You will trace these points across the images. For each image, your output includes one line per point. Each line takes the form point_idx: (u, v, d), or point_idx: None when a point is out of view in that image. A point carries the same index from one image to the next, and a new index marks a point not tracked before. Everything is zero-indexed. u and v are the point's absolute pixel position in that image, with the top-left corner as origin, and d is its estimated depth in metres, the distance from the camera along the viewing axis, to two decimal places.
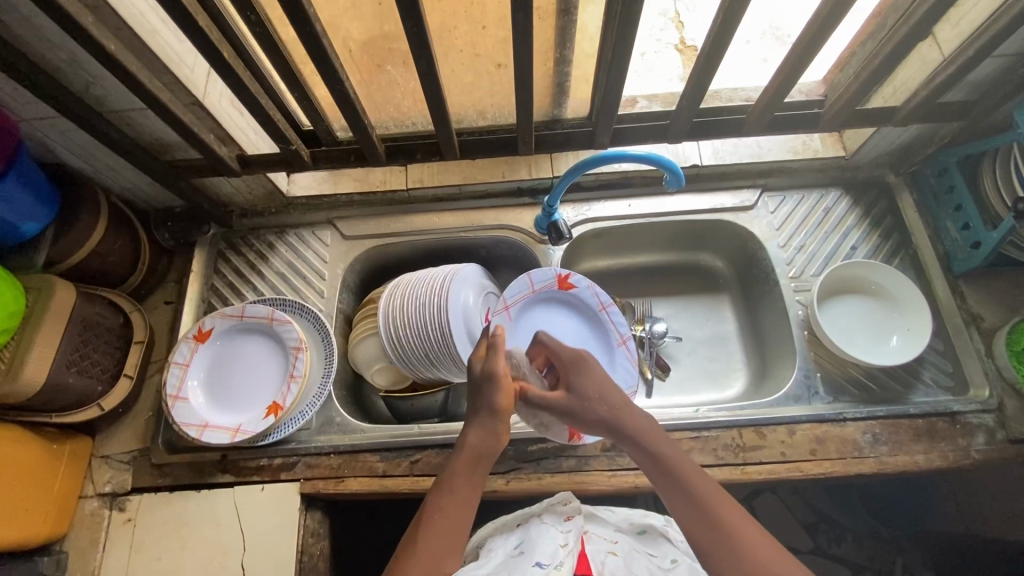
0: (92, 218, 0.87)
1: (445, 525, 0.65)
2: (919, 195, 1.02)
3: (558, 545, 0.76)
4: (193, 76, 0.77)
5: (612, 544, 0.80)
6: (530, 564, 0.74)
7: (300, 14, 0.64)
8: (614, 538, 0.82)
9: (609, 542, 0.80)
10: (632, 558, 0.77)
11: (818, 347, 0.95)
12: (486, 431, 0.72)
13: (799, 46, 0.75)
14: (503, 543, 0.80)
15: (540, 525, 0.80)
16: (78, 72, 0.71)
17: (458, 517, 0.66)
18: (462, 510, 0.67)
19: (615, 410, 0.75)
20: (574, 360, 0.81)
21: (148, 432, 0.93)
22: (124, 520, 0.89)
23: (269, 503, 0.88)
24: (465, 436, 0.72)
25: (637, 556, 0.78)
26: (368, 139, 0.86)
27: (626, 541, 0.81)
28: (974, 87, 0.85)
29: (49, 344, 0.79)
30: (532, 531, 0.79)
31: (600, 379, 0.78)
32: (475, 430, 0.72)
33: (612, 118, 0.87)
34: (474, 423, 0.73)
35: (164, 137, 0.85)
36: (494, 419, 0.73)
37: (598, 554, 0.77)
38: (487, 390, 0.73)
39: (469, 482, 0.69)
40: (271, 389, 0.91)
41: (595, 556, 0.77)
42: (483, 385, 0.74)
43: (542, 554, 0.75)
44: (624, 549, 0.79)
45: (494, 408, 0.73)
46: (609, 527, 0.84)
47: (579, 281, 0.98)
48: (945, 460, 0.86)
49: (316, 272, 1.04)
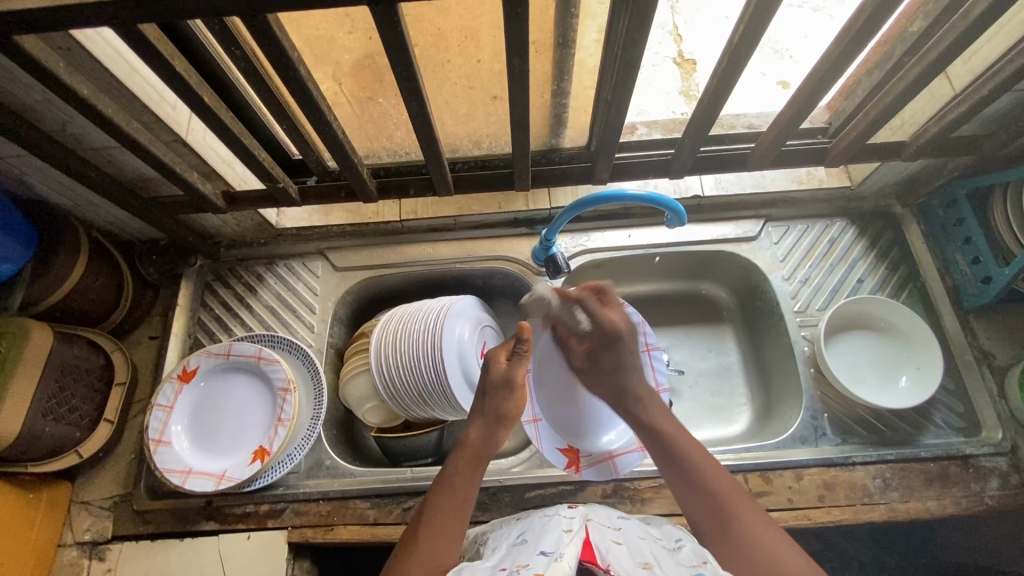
0: (71, 257, 0.84)
1: (441, 527, 0.66)
2: (927, 226, 0.99)
3: (562, 532, 0.66)
4: (175, 114, 0.74)
5: (617, 532, 0.69)
6: (533, 553, 0.63)
7: (284, 58, 0.61)
8: (616, 525, 0.72)
9: (615, 529, 0.70)
10: (639, 543, 0.67)
11: (825, 385, 0.92)
12: (486, 433, 0.73)
13: (811, 80, 0.72)
14: (504, 541, 0.71)
15: (542, 518, 0.71)
16: (53, 112, 0.68)
17: (453, 517, 0.67)
18: (457, 509, 0.68)
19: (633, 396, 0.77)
20: (608, 338, 0.78)
21: (131, 476, 0.90)
22: (103, 570, 0.85)
23: (255, 553, 0.84)
24: (467, 432, 0.73)
25: (642, 539, 0.69)
26: (359, 175, 0.83)
27: (632, 528, 0.71)
28: (985, 122, 0.82)
29: (24, 393, 0.76)
30: (533, 525, 0.70)
31: (620, 357, 0.78)
32: (478, 428, 0.73)
33: (611, 153, 0.84)
34: (478, 423, 0.73)
35: (146, 173, 0.82)
36: (498, 423, 0.73)
37: (603, 540, 0.66)
38: (494, 395, 0.74)
39: (469, 482, 0.69)
40: (258, 432, 0.88)
41: (601, 542, 0.65)
42: (497, 389, 0.74)
43: (546, 543, 0.64)
44: (630, 537, 0.69)
45: (502, 415, 0.73)
46: (614, 516, 0.74)
47: (630, 313, 0.93)
48: (958, 507, 0.83)
49: (306, 306, 1.01)
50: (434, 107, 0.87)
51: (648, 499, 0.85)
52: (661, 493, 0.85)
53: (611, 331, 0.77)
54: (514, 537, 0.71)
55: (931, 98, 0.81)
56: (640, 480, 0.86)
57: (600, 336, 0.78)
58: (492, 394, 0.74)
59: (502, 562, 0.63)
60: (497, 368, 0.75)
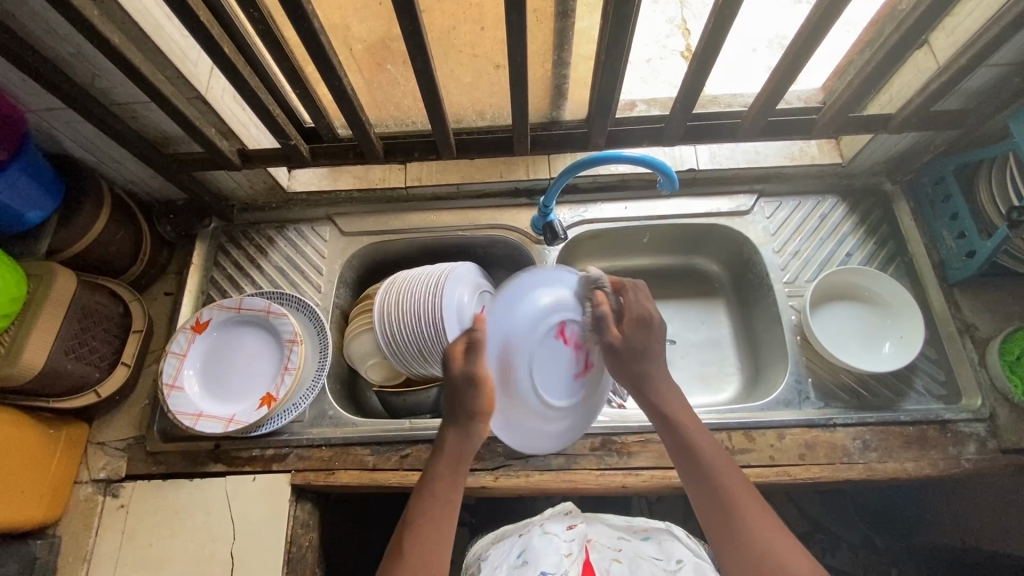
0: (95, 208, 0.89)
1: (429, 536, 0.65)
2: (916, 203, 1.02)
3: (562, 555, 0.81)
4: (196, 71, 0.79)
5: (616, 550, 0.84)
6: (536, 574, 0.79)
7: (299, 11, 0.66)
8: (617, 545, 0.85)
9: (613, 549, 0.84)
10: (636, 565, 0.81)
11: (810, 352, 0.95)
12: (463, 433, 0.70)
13: (789, 55, 0.76)
14: (504, 556, 0.85)
15: (542, 536, 0.84)
16: (84, 65, 0.73)
17: (442, 521, 0.67)
18: (439, 522, 0.67)
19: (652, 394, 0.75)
20: (642, 323, 0.76)
21: (145, 419, 0.95)
22: (116, 506, 0.90)
23: (260, 494, 0.89)
24: (444, 437, 0.71)
25: (641, 562, 0.81)
26: (366, 136, 0.88)
27: (630, 548, 0.84)
28: (970, 97, 0.85)
29: (49, 330, 0.81)
30: (535, 543, 0.83)
31: (652, 355, 0.76)
32: (455, 433, 0.70)
33: (607, 119, 0.87)
34: (452, 426, 0.71)
35: (167, 130, 0.87)
36: (475, 423, 0.70)
37: (602, 561, 0.82)
38: (462, 398, 0.69)
39: (453, 483, 0.69)
40: (266, 382, 0.92)
41: (600, 564, 0.82)
42: (462, 390, 0.69)
43: (548, 565, 0.80)
44: (629, 556, 0.83)
45: (472, 413, 0.69)
46: (613, 534, 0.87)
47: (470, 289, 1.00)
48: (935, 468, 0.85)
49: (313, 267, 1.06)
50: (440, 75, 0.92)
51: (635, 453, 0.89)
52: (646, 448, 0.89)
53: (644, 317, 0.77)
54: (514, 554, 0.84)
55: (916, 73, 0.85)
56: (626, 435, 0.90)
57: (634, 321, 0.76)
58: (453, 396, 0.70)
59: None
60: (457, 364, 0.69)
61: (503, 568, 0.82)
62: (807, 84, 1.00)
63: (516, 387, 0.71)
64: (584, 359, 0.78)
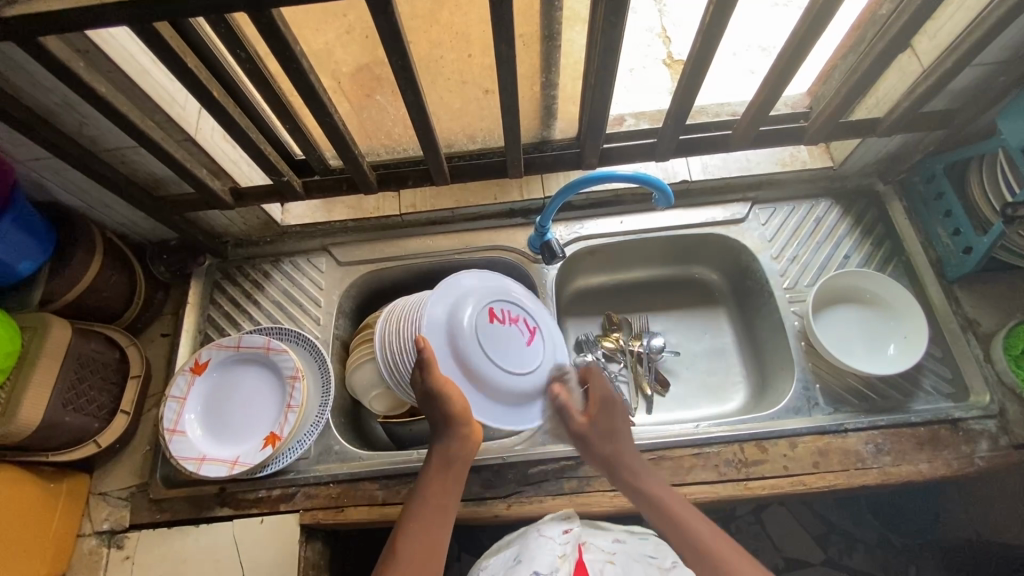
0: (88, 254, 0.88)
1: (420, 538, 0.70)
2: (909, 201, 1.03)
3: (557, 557, 0.81)
4: (185, 113, 0.79)
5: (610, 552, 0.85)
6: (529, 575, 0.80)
7: (287, 52, 0.66)
8: (612, 547, 0.86)
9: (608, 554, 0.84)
10: (629, 566, 0.83)
11: (815, 357, 0.95)
12: (449, 441, 0.76)
13: (779, 64, 0.76)
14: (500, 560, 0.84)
15: (539, 538, 0.83)
16: (71, 114, 0.73)
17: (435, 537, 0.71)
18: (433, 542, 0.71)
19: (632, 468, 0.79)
20: (606, 402, 0.83)
21: (147, 466, 0.93)
22: (122, 558, 0.87)
23: (268, 537, 0.87)
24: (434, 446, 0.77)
25: (634, 564, 0.84)
26: (359, 168, 0.87)
27: (625, 552, 0.85)
28: (955, 96, 0.86)
29: (45, 383, 0.79)
30: (532, 544, 0.82)
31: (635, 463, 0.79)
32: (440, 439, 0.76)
33: (599, 139, 0.87)
34: (438, 434, 0.77)
35: (157, 173, 0.86)
36: (455, 428, 0.76)
37: (596, 564, 0.83)
38: (435, 405, 0.75)
39: (446, 493, 0.74)
40: (269, 420, 0.91)
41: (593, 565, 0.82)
42: (431, 397, 0.75)
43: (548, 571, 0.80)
44: (622, 559, 0.84)
45: (448, 417, 0.75)
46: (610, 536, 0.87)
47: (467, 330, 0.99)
48: (949, 468, 0.85)
49: (311, 299, 1.05)
50: (430, 103, 0.92)
51: (648, 472, 0.88)
52: (660, 465, 0.87)
53: (608, 397, 0.84)
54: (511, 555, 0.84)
55: (901, 75, 0.87)
56: (638, 453, 0.89)
57: (598, 403, 0.83)
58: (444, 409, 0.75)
59: None
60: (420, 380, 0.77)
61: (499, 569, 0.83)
62: (793, 89, 1.01)
63: (471, 360, 0.80)
64: (526, 328, 0.87)
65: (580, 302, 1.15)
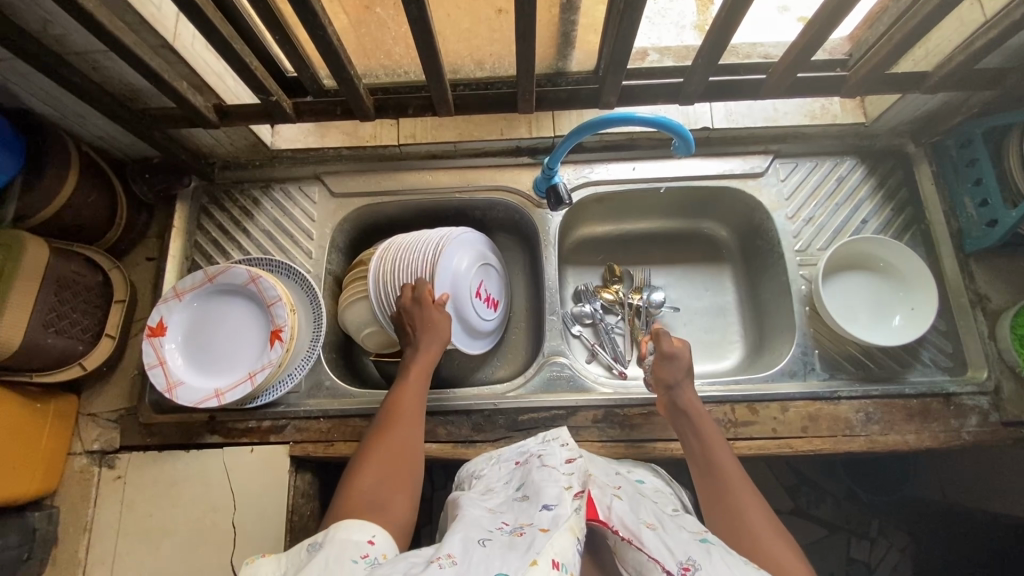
0: (62, 168, 0.82)
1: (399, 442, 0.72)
2: (939, 166, 0.97)
3: (562, 487, 0.61)
4: (161, 16, 0.70)
5: (616, 490, 0.68)
6: (536, 508, 0.59)
7: None
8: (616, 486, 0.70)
9: (613, 489, 0.68)
10: (637, 503, 0.66)
11: (818, 323, 0.93)
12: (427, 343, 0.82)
13: (830, 4, 0.68)
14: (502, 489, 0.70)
15: (542, 468, 0.68)
16: (32, 9, 0.64)
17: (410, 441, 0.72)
18: (407, 447, 0.72)
19: (688, 412, 0.77)
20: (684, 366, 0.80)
21: (136, 390, 0.93)
22: (113, 477, 0.89)
23: (258, 465, 0.87)
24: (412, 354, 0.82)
25: (640, 501, 0.67)
26: (355, 90, 0.80)
27: (628, 491, 0.70)
28: (1013, 53, 0.79)
29: (23, 302, 0.76)
30: (535, 474, 0.67)
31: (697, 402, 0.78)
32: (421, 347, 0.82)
33: (620, 75, 0.80)
34: (421, 339, 0.82)
35: (134, 82, 0.79)
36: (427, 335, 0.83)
37: (604, 498, 0.64)
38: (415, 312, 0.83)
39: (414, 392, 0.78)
40: (248, 358, 0.88)
41: (602, 500, 0.63)
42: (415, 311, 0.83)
43: (547, 497, 0.60)
44: (628, 496, 0.67)
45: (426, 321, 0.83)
46: (610, 476, 0.74)
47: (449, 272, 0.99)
48: (935, 440, 0.86)
49: (303, 231, 1.00)
50: (436, 20, 0.83)
51: (637, 425, 0.88)
52: (650, 420, 0.88)
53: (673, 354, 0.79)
54: (513, 485, 0.70)
55: (959, 25, 0.78)
56: (630, 407, 0.89)
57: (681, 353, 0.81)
58: (417, 312, 0.84)
59: (505, 515, 0.61)
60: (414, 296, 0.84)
61: (499, 496, 0.68)
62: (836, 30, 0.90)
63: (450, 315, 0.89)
64: (489, 296, 0.98)
65: (582, 251, 1.11)
